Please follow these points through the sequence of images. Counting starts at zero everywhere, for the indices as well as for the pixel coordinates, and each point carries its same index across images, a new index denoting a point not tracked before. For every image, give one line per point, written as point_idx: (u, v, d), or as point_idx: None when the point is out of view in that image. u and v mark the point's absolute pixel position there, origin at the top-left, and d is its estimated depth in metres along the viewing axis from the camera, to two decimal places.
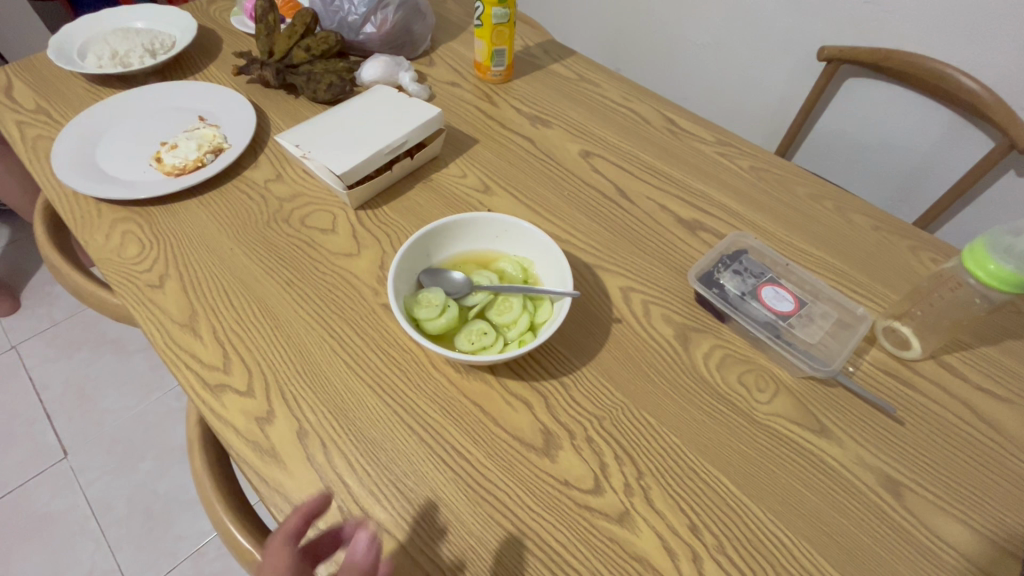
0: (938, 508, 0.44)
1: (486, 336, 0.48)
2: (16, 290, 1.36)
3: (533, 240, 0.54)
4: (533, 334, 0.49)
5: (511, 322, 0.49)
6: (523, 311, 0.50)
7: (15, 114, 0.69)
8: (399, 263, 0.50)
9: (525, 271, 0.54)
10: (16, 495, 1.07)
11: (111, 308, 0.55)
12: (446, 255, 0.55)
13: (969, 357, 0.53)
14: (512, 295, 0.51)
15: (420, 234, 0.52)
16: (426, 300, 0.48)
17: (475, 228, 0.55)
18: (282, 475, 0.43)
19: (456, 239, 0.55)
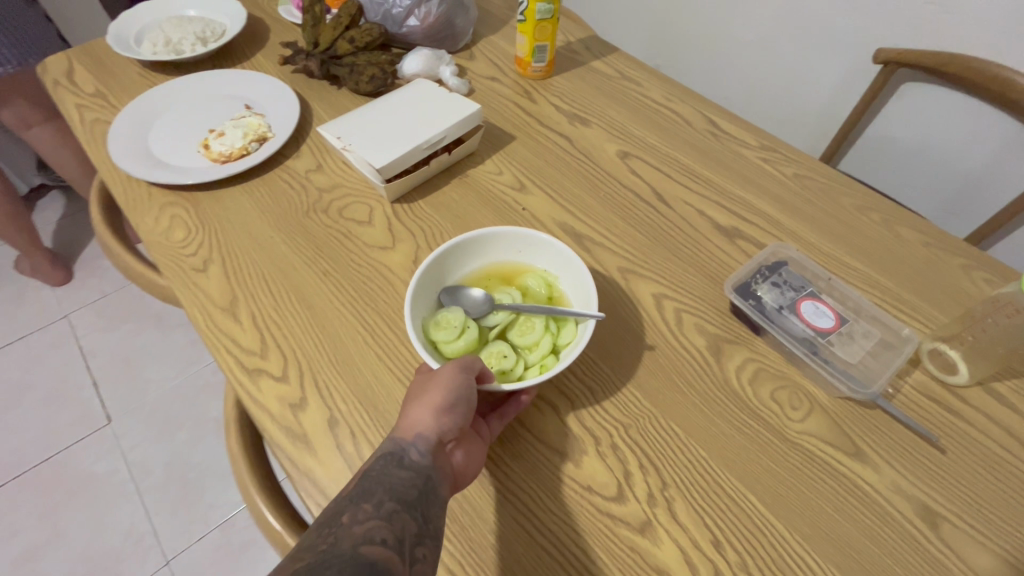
0: (980, 545, 0.42)
1: (506, 359, 0.47)
2: (68, 262, 1.43)
3: (559, 256, 0.52)
4: (554, 358, 0.47)
5: (532, 344, 0.48)
6: (545, 333, 0.48)
7: (76, 97, 0.73)
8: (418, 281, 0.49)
9: (549, 287, 0.53)
10: (63, 455, 1.14)
11: (158, 288, 0.57)
12: (468, 271, 0.54)
13: (1022, 386, 0.50)
14: (535, 315, 0.49)
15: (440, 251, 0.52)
16: (443, 319, 0.47)
17: (499, 242, 0.54)
18: (313, 461, 0.44)
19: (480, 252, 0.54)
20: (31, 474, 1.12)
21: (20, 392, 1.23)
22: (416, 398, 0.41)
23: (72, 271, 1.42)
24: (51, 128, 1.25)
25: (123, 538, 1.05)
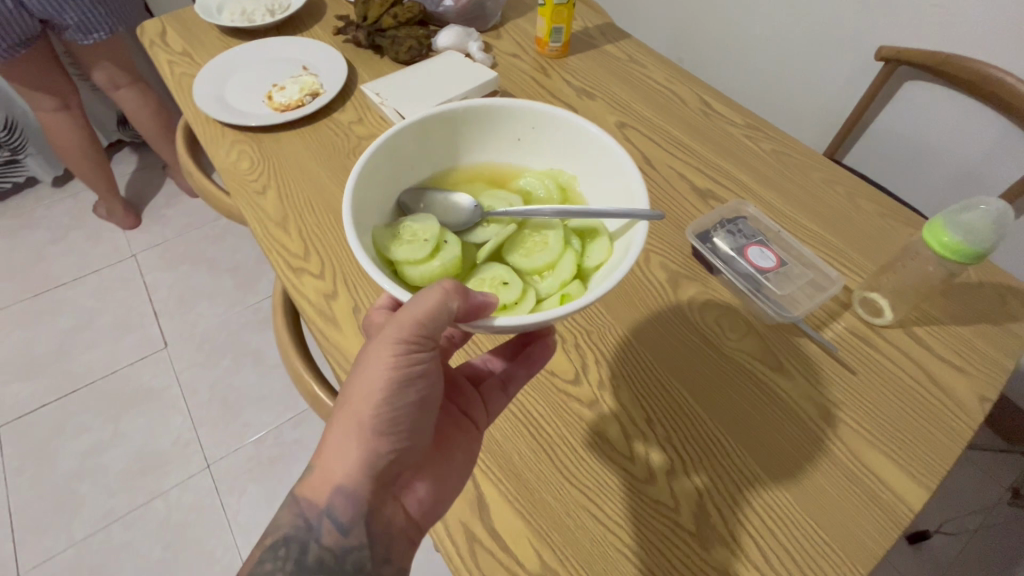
0: (868, 441, 0.51)
1: (507, 281, 0.43)
2: (138, 209, 1.62)
3: (584, 153, 0.50)
4: (571, 281, 0.43)
5: (541, 264, 0.45)
6: (560, 252, 0.45)
7: (167, 54, 0.87)
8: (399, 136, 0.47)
9: (562, 190, 0.51)
10: (127, 371, 1.32)
11: (226, 207, 0.71)
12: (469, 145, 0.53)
13: (938, 331, 0.58)
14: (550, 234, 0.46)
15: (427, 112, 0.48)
16: (419, 233, 0.44)
17: (497, 126, 0.51)
18: (339, 334, 0.56)
19: (470, 142, 0.53)
20: (100, 384, 1.31)
21: (94, 316, 1.42)
22: (339, 420, 0.40)
23: (140, 217, 1.60)
24: (135, 90, 1.43)
25: (173, 442, 1.22)
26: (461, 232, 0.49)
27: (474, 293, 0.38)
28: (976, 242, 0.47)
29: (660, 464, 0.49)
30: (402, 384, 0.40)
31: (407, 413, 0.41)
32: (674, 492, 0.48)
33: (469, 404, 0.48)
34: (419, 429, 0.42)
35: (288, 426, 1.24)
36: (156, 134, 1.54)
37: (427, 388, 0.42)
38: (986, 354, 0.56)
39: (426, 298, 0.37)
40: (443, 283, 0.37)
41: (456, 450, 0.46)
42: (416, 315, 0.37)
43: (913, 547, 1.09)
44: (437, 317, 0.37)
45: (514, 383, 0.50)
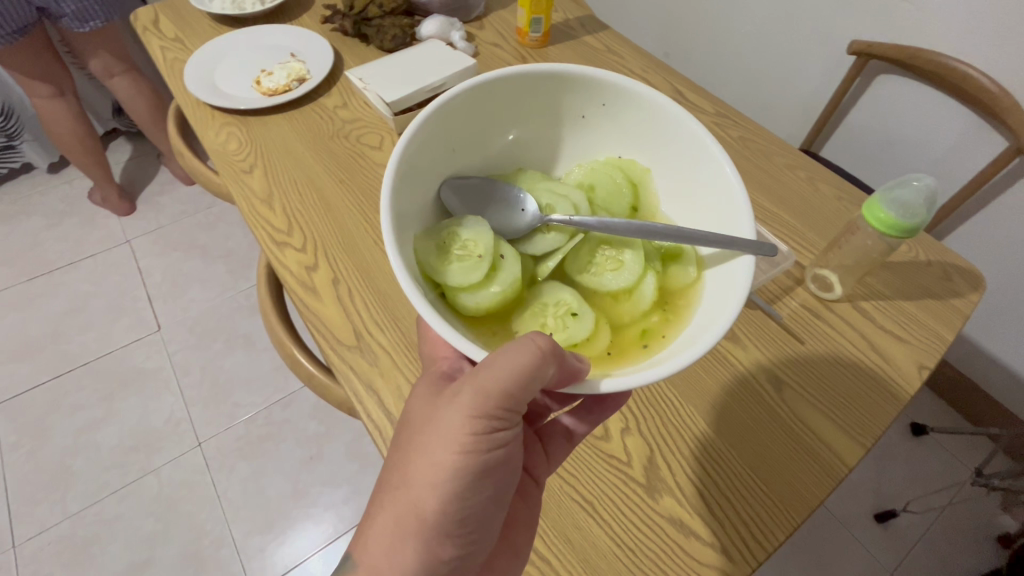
0: (809, 403, 0.55)
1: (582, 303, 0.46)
2: (132, 197, 1.65)
3: (663, 149, 0.52)
4: (648, 304, 0.47)
5: (620, 282, 0.47)
6: (638, 274, 0.47)
7: (160, 40, 0.90)
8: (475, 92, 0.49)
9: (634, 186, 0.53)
10: (121, 352, 1.35)
11: (214, 185, 0.74)
12: (545, 105, 0.54)
13: (885, 306, 0.62)
14: (627, 253, 0.48)
15: (504, 74, 0.50)
16: (474, 250, 0.45)
17: (572, 98, 0.53)
18: (319, 303, 0.60)
19: (548, 110, 0.54)
20: (94, 364, 1.34)
21: (89, 300, 1.45)
22: (399, 505, 0.42)
23: (135, 204, 1.63)
24: (129, 78, 1.45)
25: (165, 420, 1.25)
26: (519, 239, 0.51)
27: (569, 358, 0.38)
28: (908, 218, 0.51)
29: (614, 422, 0.53)
30: (472, 464, 0.41)
31: (473, 494, 0.42)
32: (626, 447, 0.52)
33: (532, 459, 0.49)
34: (483, 511, 0.43)
35: (277, 406, 1.27)
36: (150, 122, 1.57)
37: (496, 467, 0.43)
38: (930, 328, 0.60)
39: (516, 358, 0.37)
40: (537, 344, 0.37)
41: (518, 522, 0.47)
42: (503, 382, 0.38)
43: (879, 524, 1.14)
44: (530, 378, 0.37)
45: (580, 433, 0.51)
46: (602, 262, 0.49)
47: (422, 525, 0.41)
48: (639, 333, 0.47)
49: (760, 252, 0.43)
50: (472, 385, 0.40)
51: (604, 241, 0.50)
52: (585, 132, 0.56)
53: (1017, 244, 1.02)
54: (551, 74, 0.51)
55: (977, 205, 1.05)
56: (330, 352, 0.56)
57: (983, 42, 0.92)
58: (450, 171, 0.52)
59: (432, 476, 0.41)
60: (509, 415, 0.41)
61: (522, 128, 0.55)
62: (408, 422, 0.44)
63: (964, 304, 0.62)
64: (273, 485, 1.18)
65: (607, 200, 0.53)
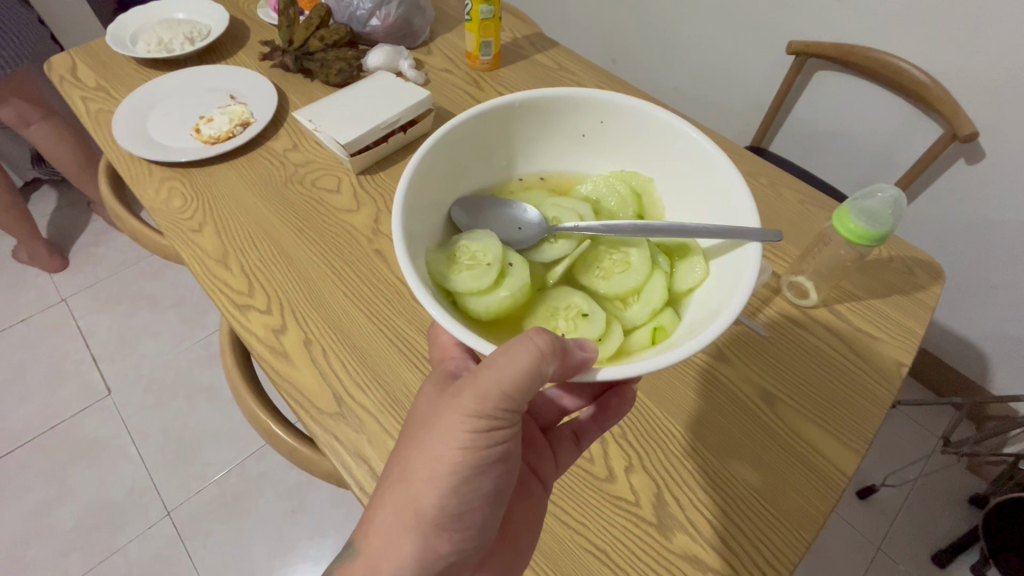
0: (804, 417, 0.55)
1: (592, 308, 0.45)
2: (64, 251, 1.53)
3: (663, 159, 0.51)
4: (663, 307, 0.45)
5: (633, 287, 0.46)
6: (650, 277, 0.46)
7: (81, 90, 0.83)
8: (480, 116, 0.49)
9: (638, 195, 0.52)
10: (68, 423, 1.25)
11: (160, 246, 0.68)
12: (542, 128, 0.53)
13: (860, 307, 0.63)
14: (636, 254, 0.47)
15: (503, 101, 0.49)
16: (481, 259, 0.45)
17: (567, 120, 0.53)
18: (293, 369, 0.56)
19: (546, 134, 0.54)
20: (39, 440, 1.23)
21: (25, 368, 1.33)
22: (397, 495, 0.41)
23: (67, 259, 1.51)
24: (49, 125, 1.34)
25: (127, 492, 1.16)
26: (527, 250, 0.50)
27: (572, 350, 0.38)
28: (877, 226, 0.52)
29: (617, 461, 0.52)
30: (473, 464, 0.41)
31: (473, 493, 0.42)
32: (632, 486, 0.51)
33: (540, 461, 0.50)
34: (482, 511, 0.43)
35: (250, 461, 1.20)
36: (78, 170, 1.45)
37: (495, 466, 0.42)
38: (905, 325, 0.62)
39: (517, 358, 0.37)
40: (537, 343, 0.37)
41: (518, 526, 0.47)
42: (505, 382, 0.38)
43: (862, 501, 1.18)
44: (530, 377, 0.38)
45: (586, 436, 0.51)
46: (609, 266, 0.48)
47: (419, 522, 0.40)
48: (649, 334, 0.44)
49: (765, 241, 0.42)
50: (474, 385, 0.39)
51: (612, 245, 0.49)
52: (585, 152, 0.55)
53: (960, 222, 1.07)
54: (548, 97, 0.51)
55: (921, 188, 1.10)
56: (309, 422, 0.53)
57: (909, 37, 0.96)
58: (461, 190, 0.52)
59: (432, 472, 0.40)
60: (509, 416, 0.40)
61: (521, 153, 0.55)
62: (410, 423, 0.43)
63: (930, 296, 0.64)
64: (255, 547, 1.11)
65: (614, 212, 0.52)
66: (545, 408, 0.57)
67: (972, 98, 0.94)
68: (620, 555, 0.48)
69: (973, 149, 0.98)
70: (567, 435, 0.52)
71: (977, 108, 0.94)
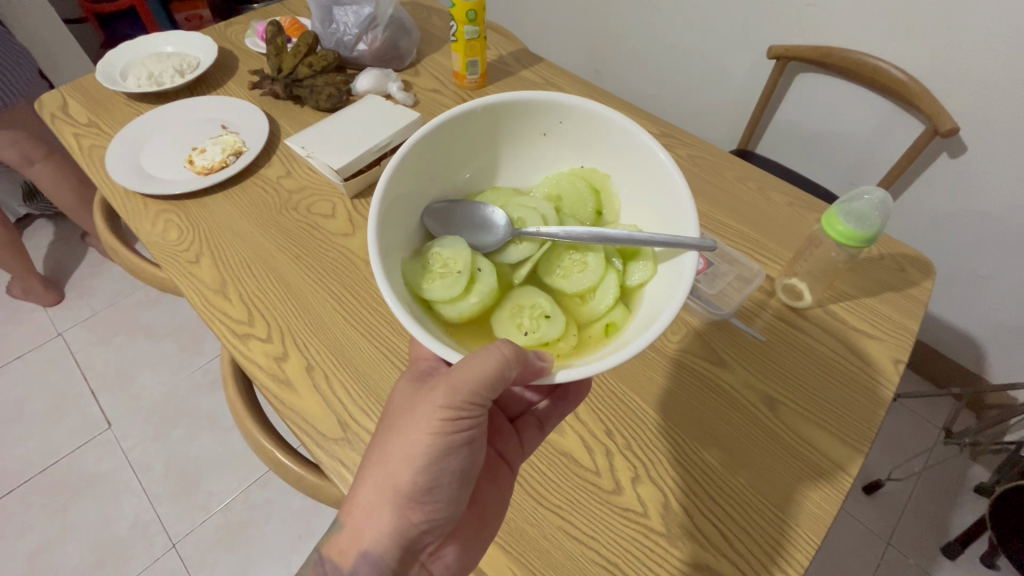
0: (806, 418, 0.56)
1: (553, 311, 0.45)
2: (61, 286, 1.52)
3: (620, 156, 0.50)
4: (619, 307, 0.45)
5: (592, 287, 0.46)
6: (607, 276, 0.46)
7: (73, 127, 0.84)
8: (440, 124, 0.47)
9: (596, 194, 0.52)
10: (69, 458, 1.24)
11: (157, 279, 0.69)
12: (502, 129, 0.52)
13: (851, 305, 0.64)
14: (593, 254, 0.47)
15: (463, 108, 0.48)
16: (448, 263, 0.45)
17: (525, 120, 0.52)
18: (296, 397, 0.56)
19: (507, 135, 0.53)
20: (40, 478, 1.22)
21: (22, 406, 1.32)
22: (376, 471, 0.43)
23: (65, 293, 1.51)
24: (51, 163, 1.35)
25: (131, 526, 1.15)
26: (493, 253, 0.50)
27: (532, 357, 0.39)
28: (865, 228, 0.53)
29: (624, 472, 0.53)
30: (442, 448, 0.42)
31: (442, 474, 0.43)
32: (640, 497, 0.51)
33: (507, 445, 0.52)
34: (451, 489, 0.44)
35: (254, 487, 1.19)
36: (75, 202, 1.44)
37: (466, 453, 0.44)
38: (897, 321, 0.63)
39: (483, 360, 0.38)
40: (502, 350, 0.38)
41: (486, 504, 0.48)
42: (471, 381, 0.39)
43: (868, 496, 1.18)
44: (495, 381, 0.39)
45: (549, 421, 0.54)
46: (568, 265, 0.48)
47: (396, 497, 0.42)
48: (602, 330, 0.45)
49: (701, 250, 0.42)
50: (446, 379, 0.41)
51: (571, 245, 0.49)
52: (545, 151, 0.54)
53: (948, 214, 1.09)
54: (505, 99, 0.49)
55: (907, 183, 1.11)
56: (316, 448, 0.53)
57: (886, 37, 0.99)
58: (431, 196, 0.51)
59: (409, 452, 0.42)
60: (477, 410, 0.42)
61: (483, 157, 0.53)
62: (389, 413, 0.45)
63: (921, 292, 0.65)
64: None
65: (572, 209, 0.52)
66: (513, 397, 0.58)
67: (951, 93, 0.95)
68: (633, 568, 0.48)
69: (955, 142, 1.00)
70: (531, 421, 0.55)
71: (957, 103, 0.96)
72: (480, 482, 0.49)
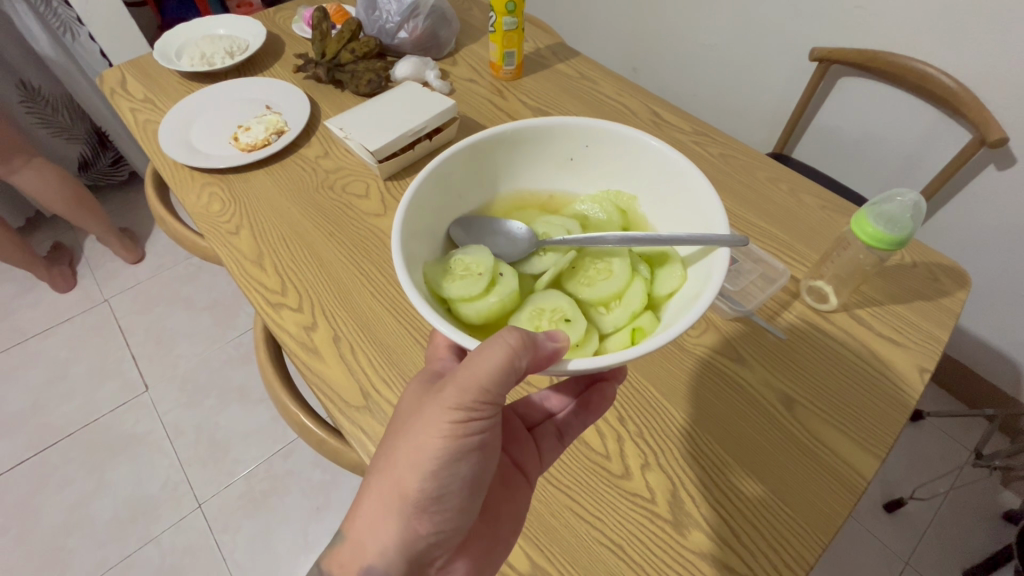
0: (823, 420, 0.55)
1: (574, 315, 0.43)
2: (75, 268, 1.58)
3: (647, 177, 0.51)
4: (646, 315, 0.43)
5: (616, 294, 0.45)
6: (633, 284, 0.45)
7: (130, 102, 0.89)
8: (466, 147, 0.49)
9: (623, 214, 0.52)
10: (109, 418, 1.31)
11: (200, 248, 0.72)
12: (530, 154, 0.53)
13: (878, 311, 0.63)
14: (617, 263, 0.47)
15: (491, 132, 0.50)
16: (467, 265, 0.45)
17: (554, 147, 0.53)
18: (322, 364, 0.59)
19: (535, 161, 0.54)
20: (82, 434, 1.29)
21: (69, 366, 1.40)
22: (383, 480, 0.42)
23: (76, 279, 1.56)
24: (32, 171, 1.35)
25: (162, 486, 1.21)
26: (518, 263, 0.50)
27: (542, 340, 0.38)
28: (895, 230, 0.52)
29: (634, 459, 0.53)
30: (452, 453, 0.42)
31: (451, 480, 0.43)
32: (647, 483, 0.52)
33: (524, 456, 0.52)
34: (461, 496, 0.44)
35: (277, 458, 1.24)
36: (65, 211, 1.44)
37: (475, 454, 0.44)
38: (925, 330, 0.61)
39: (491, 357, 0.38)
40: (508, 340, 0.38)
41: (502, 513, 0.49)
42: (480, 378, 0.39)
43: (889, 514, 1.15)
44: (506, 373, 0.38)
45: (569, 432, 0.53)
46: (593, 274, 0.47)
47: (402, 504, 0.42)
48: (628, 335, 0.43)
49: (733, 244, 0.40)
50: (454, 380, 0.40)
51: (596, 255, 0.48)
52: (575, 176, 0.55)
53: (992, 228, 1.05)
54: (535, 126, 0.51)
55: (950, 194, 1.08)
56: (339, 415, 0.55)
57: (935, 43, 0.96)
58: (456, 213, 0.52)
59: (416, 461, 0.42)
60: (488, 410, 0.42)
61: (511, 182, 0.55)
62: (397, 416, 0.45)
63: (954, 302, 0.63)
64: (280, 543, 1.14)
65: (599, 228, 0.51)
66: (531, 407, 0.58)
67: (1003, 102, 0.92)
68: (638, 553, 0.48)
69: (1003, 154, 0.97)
70: (551, 432, 0.54)
71: (1008, 114, 0.92)
72: (497, 493, 0.50)
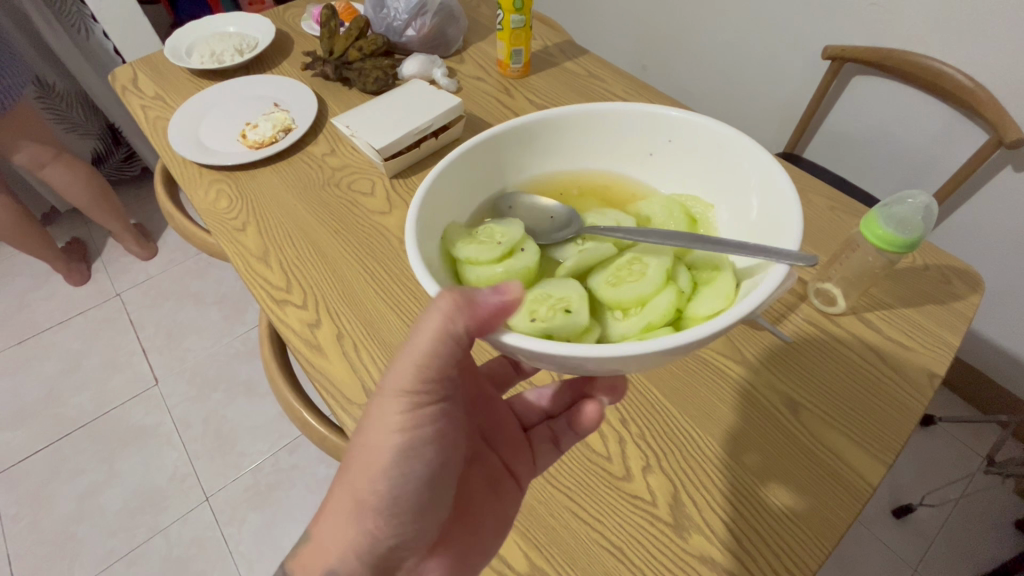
0: (827, 424, 0.54)
1: (580, 306, 0.40)
2: (88, 262, 1.60)
3: (730, 184, 0.48)
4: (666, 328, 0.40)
5: (638, 299, 0.41)
6: (667, 294, 0.41)
7: (140, 99, 0.90)
8: (543, 119, 0.51)
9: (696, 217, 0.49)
10: (119, 410, 1.33)
11: (206, 243, 0.73)
12: (608, 140, 0.53)
13: (889, 315, 0.62)
14: (651, 268, 0.43)
15: (571, 111, 0.51)
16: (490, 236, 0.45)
17: (635, 136, 0.52)
18: (325, 361, 0.59)
19: (612, 149, 0.54)
20: (93, 425, 1.31)
21: (80, 358, 1.43)
22: (343, 480, 0.43)
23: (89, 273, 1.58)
24: (61, 164, 1.37)
25: (170, 478, 1.23)
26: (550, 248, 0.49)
27: (477, 296, 0.36)
28: (906, 232, 0.51)
29: (636, 461, 0.53)
30: (405, 448, 0.41)
31: (406, 481, 0.42)
32: (649, 486, 0.52)
33: (519, 463, 0.52)
34: (421, 500, 0.43)
35: (283, 453, 1.25)
36: (88, 205, 1.46)
37: (431, 449, 0.43)
38: (938, 334, 0.60)
39: (424, 329, 0.38)
40: (440, 305, 0.36)
41: (485, 523, 0.48)
42: (419, 355, 0.39)
43: (897, 520, 1.13)
44: (443, 336, 0.38)
45: (564, 439, 0.53)
46: (624, 274, 0.43)
47: (359, 508, 0.42)
48: None
49: (800, 264, 0.36)
50: (394, 365, 0.41)
51: (637, 257, 0.44)
52: (649, 172, 0.53)
53: (1008, 230, 1.03)
54: (613, 112, 0.51)
55: (965, 195, 1.06)
56: (341, 411, 0.55)
57: (951, 41, 0.94)
58: (510, 184, 0.54)
59: (373, 461, 0.41)
60: (431, 392, 0.41)
61: (580, 168, 0.55)
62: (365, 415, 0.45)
63: (966, 306, 0.62)
64: (285, 536, 1.15)
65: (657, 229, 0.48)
66: (529, 411, 0.58)
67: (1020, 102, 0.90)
68: (638, 555, 0.48)
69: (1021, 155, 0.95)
70: (546, 437, 0.54)
71: None
72: (484, 496, 0.49)
